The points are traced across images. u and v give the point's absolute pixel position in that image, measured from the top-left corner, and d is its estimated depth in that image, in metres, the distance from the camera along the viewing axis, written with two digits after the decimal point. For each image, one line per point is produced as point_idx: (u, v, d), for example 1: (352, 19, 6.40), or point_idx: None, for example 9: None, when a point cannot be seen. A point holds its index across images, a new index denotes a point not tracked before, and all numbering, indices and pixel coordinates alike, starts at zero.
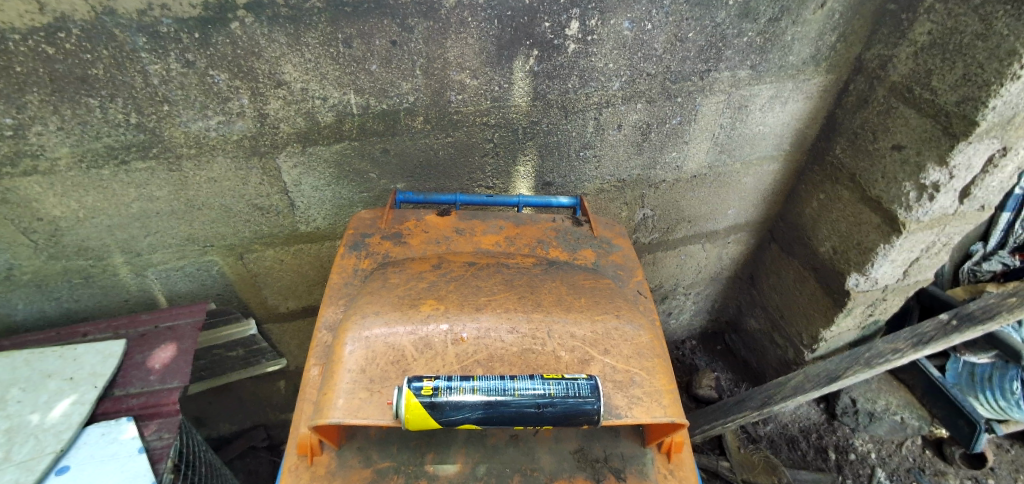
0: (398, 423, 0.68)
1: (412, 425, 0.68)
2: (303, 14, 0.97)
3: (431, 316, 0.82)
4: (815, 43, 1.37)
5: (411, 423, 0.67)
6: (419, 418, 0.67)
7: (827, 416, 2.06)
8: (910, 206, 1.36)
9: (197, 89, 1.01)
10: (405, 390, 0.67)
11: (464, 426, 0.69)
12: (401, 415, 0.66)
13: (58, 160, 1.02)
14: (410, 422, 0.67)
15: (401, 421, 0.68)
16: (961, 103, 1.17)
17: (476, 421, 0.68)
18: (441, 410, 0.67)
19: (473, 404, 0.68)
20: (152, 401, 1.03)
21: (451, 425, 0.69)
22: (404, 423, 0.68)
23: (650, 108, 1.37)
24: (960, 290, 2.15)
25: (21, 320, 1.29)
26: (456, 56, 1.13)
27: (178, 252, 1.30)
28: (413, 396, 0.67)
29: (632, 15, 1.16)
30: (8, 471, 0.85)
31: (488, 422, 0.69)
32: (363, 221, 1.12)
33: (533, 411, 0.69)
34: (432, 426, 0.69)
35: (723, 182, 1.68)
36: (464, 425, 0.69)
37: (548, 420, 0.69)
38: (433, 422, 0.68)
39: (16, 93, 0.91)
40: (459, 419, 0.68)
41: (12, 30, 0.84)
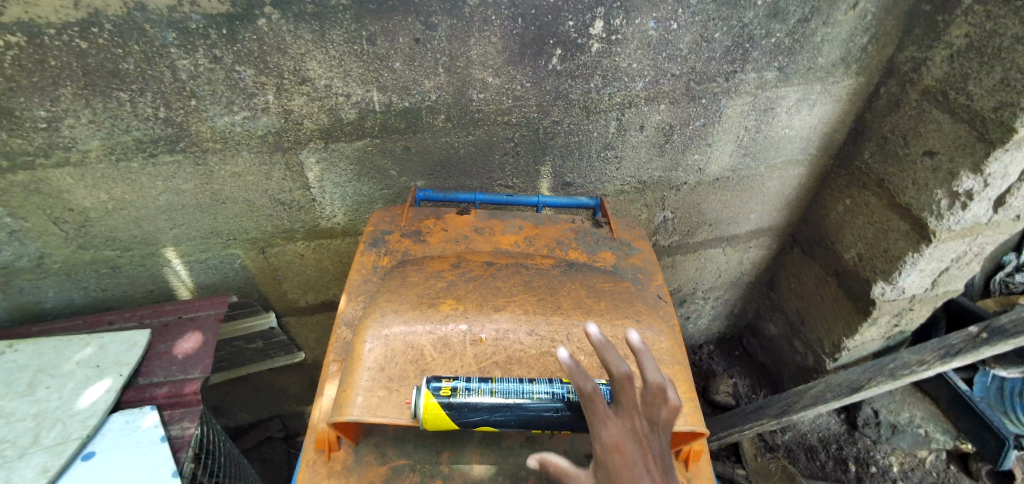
0: (416, 423, 0.68)
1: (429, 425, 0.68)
2: (329, 11, 0.97)
3: (449, 316, 0.82)
4: (846, 45, 1.33)
5: (429, 424, 0.68)
6: (436, 419, 0.67)
7: (847, 426, 2.01)
8: (942, 215, 1.32)
9: (223, 84, 1.02)
10: (424, 391, 0.67)
11: (481, 427, 0.69)
12: (418, 415, 0.67)
13: (88, 153, 1.05)
14: (427, 423, 0.68)
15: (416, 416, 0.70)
16: (998, 109, 1.12)
17: (493, 422, 0.68)
18: (457, 412, 0.67)
19: (491, 405, 0.68)
20: (173, 391, 1.05)
21: (468, 426, 0.69)
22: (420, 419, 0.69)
23: (673, 109, 1.35)
24: (990, 302, 2.08)
25: (50, 308, 1.33)
26: (478, 55, 1.12)
27: (201, 245, 1.32)
28: (431, 396, 0.67)
29: (658, 14, 1.15)
30: (36, 456, 0.88)
31: (507, 422, 0.68)
32: (383, 217, 1.12)
33: (553, 410, 0.68)
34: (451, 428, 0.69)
35: (746, 185, 1.65)
36: (481, 426, 0.69)
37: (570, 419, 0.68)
38: (452, 423, 0.68)
39: (50, 86, 0.93)
40: (477, 421, 0.68)
41: (48, 25, 0.86)
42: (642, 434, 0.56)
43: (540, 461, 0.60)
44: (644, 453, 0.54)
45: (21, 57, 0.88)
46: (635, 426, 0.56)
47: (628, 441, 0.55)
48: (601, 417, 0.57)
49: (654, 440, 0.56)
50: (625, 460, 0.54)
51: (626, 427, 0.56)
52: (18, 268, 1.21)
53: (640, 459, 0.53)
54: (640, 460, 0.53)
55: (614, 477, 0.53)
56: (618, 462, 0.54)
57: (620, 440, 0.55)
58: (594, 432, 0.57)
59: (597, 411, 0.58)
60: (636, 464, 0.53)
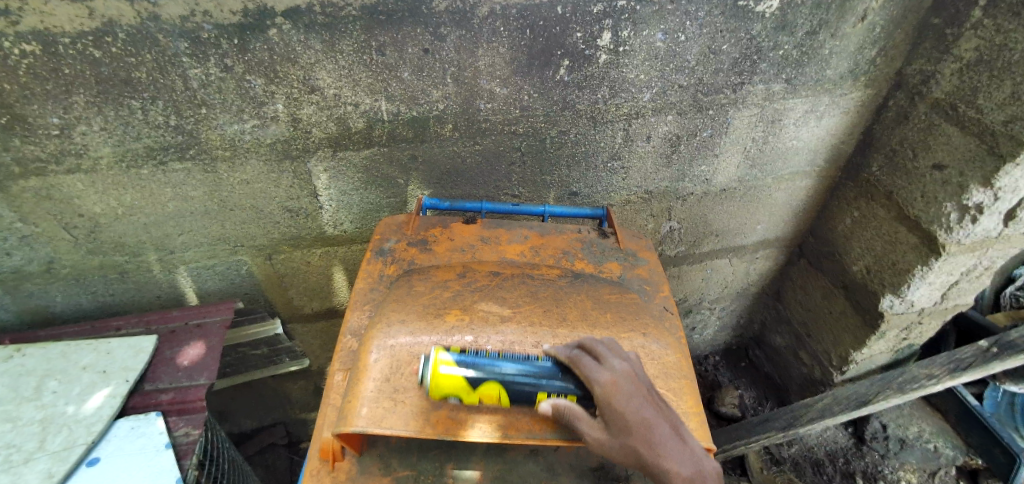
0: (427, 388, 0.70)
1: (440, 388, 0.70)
2: (338, 22, 0.98)
3: (455, 328, 0.81)
4: (854, 57, 1.33)
5: (438, 390, 0.69)
6: (446, 384, 0.69)
7: (855, 440, 1.99)
8: (951, 228, 1.31)
9: (234, 93, 1.03)
10: (435, 356, 0.70)
11: (490, 389, 0.69)
12: (428, 375, 0.69)
13: (99, 160, 1.06)
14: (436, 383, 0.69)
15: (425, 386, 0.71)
16: (1009, 123, 1.12)
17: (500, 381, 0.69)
18: (465, 367, 0.70)
19: (497, 365, 0.71)
20: (179, 397, 1.05)
21: (477, 386, 0.69)
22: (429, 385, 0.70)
23: (680, 120, 1.35)
24: (1000, 316, 2.06)
25: (59, 311, 1.34)
26: (486, 66, 1.13)
27: (209, 251, 1.33)
28: (442, 360, 0.70)
29: (666, 26, 1.15)
30: (41, 461, 0.88)
31: (514, 386, 0.70)
32: (389, 225, 1.13)
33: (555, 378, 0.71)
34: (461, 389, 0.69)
35: (753, 196, 1.65)
36: (489, 391, 0.70)
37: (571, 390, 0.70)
38: (463, 382, 0.69)
39: (64, 94, 0.94)
40: (486, 377, 0.69)
41: (63, 34, 0.87)
42: (630, 370, 0.69)
43: (553, 407, 0.68)
44: (637, 386, 0.68)
45: (35, 65, 0.90)
46: (622, 367, 0.69)
47: (623, 379, 0.68)
48: (590, 366, 0.69)
49: (637, 374, 0.70)
50: (623, 394, 0.66)
51: (616, 369, 0.69)
52: (28, 272, 1.22)
53: (635, 391, 0.67)
54: (638, 393, 0.67)
55: (620, 409, 0.65)
56: (620, 397, 0.66)
57: (616, 379, 0.67)
58: (589, 379, 0.68)
59: (585, 364, 0.70)
60: (632, 395, 0.66)
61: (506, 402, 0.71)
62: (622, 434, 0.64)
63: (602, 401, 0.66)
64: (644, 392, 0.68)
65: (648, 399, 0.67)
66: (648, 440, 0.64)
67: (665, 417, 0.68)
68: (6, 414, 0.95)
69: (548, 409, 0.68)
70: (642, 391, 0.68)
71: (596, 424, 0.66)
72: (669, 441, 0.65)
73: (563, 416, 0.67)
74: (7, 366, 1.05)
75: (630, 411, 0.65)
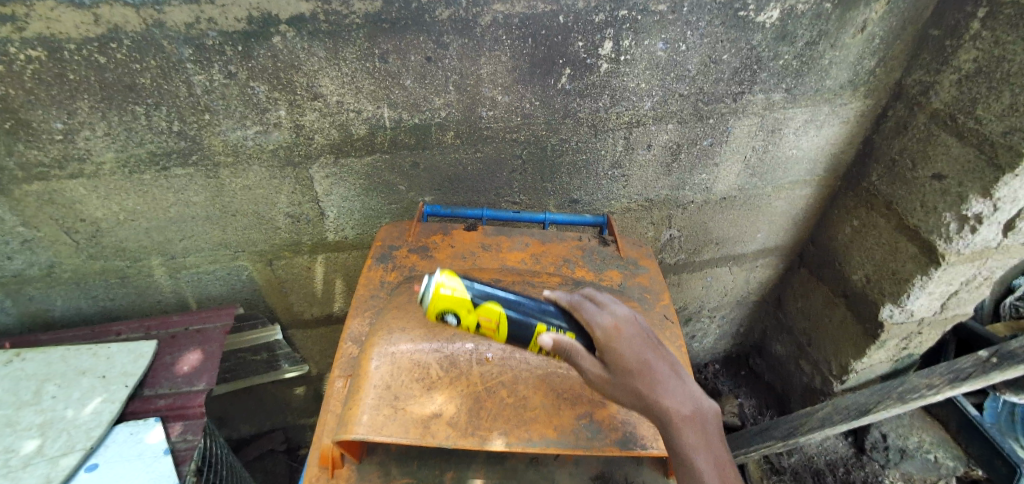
0: (430, 299, 0.70)
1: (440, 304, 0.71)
2: (342, 30, 0.99)
3: (456, 334, 0.78)
4: (854, 67, 1.34)
5: (441, 300, 0.70)
6: (450, 297, 0.70)
7: (855, 450, 1.99)
8: (950, 238, 1.31)
9: (237, 99, 1.03)
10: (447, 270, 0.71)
11: (491, 306, 0.70)
12: (429, 291, 0.69)
13: (102, 165, 1.06)
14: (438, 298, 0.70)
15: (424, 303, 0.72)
16: (1008, 134, 1.12)
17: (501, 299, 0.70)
18: (465, 286, 0.70)
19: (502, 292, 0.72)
20: (178, 402, 1.05)
21: (478, 303, 0.70)
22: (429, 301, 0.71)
23: (681, 129, 1.36)
24: (1000, 326, 2.06)
25: (59, 315, 1.34)
26: (488, 74, 1.14)
27: (210, 256, 1.33)
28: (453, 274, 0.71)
29: (667, 36, 1.16)
30: (39, 466, 0.88)
31: (513, 309, 0.70)
32: (390, 232, 1.13)
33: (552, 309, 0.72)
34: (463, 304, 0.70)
35: (753, 205, 1.65)
36: (490, 311, 0.70)
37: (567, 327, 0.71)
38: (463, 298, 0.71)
39: (68, 99, 0.95)
40: (487, 295, 0.70)
41: (68, 40, 0.88)
42: (629, 316, 0.71)
43: (555, 342, 0.68)
44: (637, 330, 0.70)
45: (40, 71, 0.90)
46: (622, 313, 0.71)
47: (623, 323, 0.70)
48: (589, 310, 0.70)
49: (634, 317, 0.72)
50: (624, 337, 0.68)
51: (615, 312, 0.71)
52: (29, 276, 1.23)
53: (635, 334, 0.69)
54: (637, 336, 0.69)
55: (621, 350, 0.67)
56: (621, 339, 0.68)
57: (616, 324, 0.69)
58: (590, 324, 0.69)
59: (586, 309, 0.71)
60: (633, 338, 0.68)
61: (503, 327, 0.71)
62: (624, 376, 0.67)
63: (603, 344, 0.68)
64: (643, 335, 0.70)
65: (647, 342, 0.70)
66: (649, 380, 0.67)
67: (665, 360, 0.70)
68: (6, 419, 0.95)
69: (548, 343, 0.68)
70: (641, 334, 0.70)
71: (598, 364, 0.68)
72: (668, 380, 0.68)
73: (565, 352, 0.68)
74: (7, 370, 1.05)
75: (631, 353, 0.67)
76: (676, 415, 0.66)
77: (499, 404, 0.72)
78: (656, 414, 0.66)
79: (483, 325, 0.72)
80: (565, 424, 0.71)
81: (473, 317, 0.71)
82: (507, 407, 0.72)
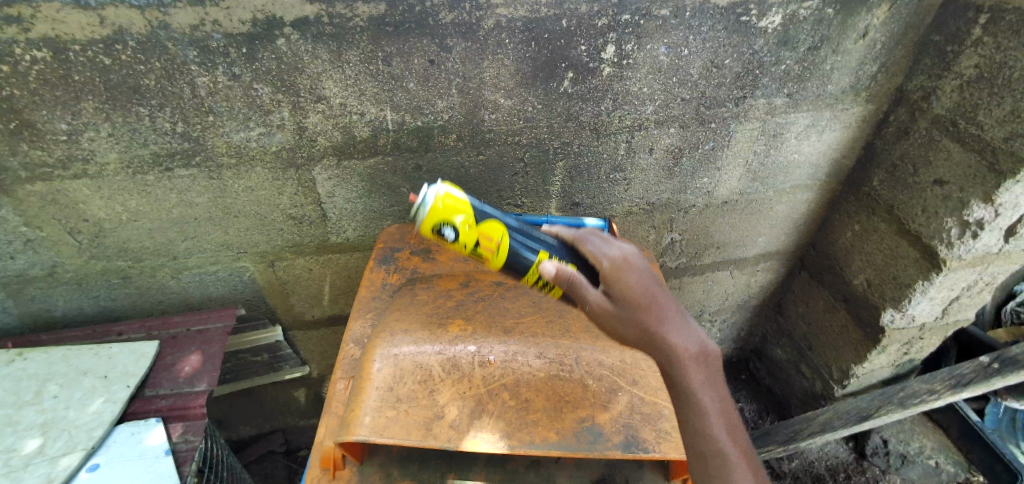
0: (438, 209, 0.82)
1: (441, 218, 0.83)
2: (346, 32, 0.99)
3: (458, 337, 0.80)
4: (856, 73, 1.34)
5: (449, 211, 0.82)
6: (456, 209, 0.83)
7: (856, 455, 1.98)
8: (952, 243, 1.31)
9: (241, 101, 1.04)
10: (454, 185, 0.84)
11: (491, 224, 0.84)
12: (432, 200, 0.81)
13: (106, 165, 1.07)
14: (440, 210, 0.82)
15: (425, 217, 0.83)
16: (1008, 140, 1.13)
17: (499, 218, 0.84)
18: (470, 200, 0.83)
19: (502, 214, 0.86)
20: (180, 403, 1.05)
21: (479, 222, 0.84)
22: (433, 213, 0.83)
23: (683, 133, 1.37)
24: (1001, 332, 2.06)
25: (61, 316, 1.34)
26: (491, 77, 1.14)
27: (212, 257, 1.33)
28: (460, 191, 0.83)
29: (669, 40, 1.16)
30: (40, 465, 0.88)
31: (513, 230, 0.85)
32: (393, 235, 1.14)
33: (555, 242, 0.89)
34: (464, 220, 0.83)
35: (755, 209, 1.66)
36: (491, 227, 0.84)
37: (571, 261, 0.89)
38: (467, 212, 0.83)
39: (72, 100, 0.95)
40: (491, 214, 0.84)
41: (74, 41, 0.88)
42: (630, 259, 0.91)
43: (557, 270, 0.84)
44: (637, 271, 0.89)
45: (45, 71, 0.91)
46: (624, 257, 0.90)
47: (625, 265, 0.89)
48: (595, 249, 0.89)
49: (637, 260, 0.91)
50: (626, 275, 0.87)
51: (616, 254, 0.89)
52: (32, 276, 1.23)
53: (636, 273, 0.88)
54: (638, 275, 0.88)
55: (624, 284, 0.86)
56: (624, 275, 0.87)
57: (619, 264, 0.88)
58: (599, 263, 0.87)
59: (592, 247, 0.89)
60: (634, 276, 0.88)
61: (501, 242, 0.85)
62: (627, 305, 0.86)
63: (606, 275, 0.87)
64: (644, 275, 0.89)
65: (649, 282, 0.89)
66: (648, 310, 0.86)
67: (662, 299, 0.89)
68: (7, 418, 0.95)
69: (550, 271, 0.83)
70: (642, 274, 0.89)
71: (602, 294, 0.85)
72: (666, 315, 0.88)
73: (566, 279, 0.83)
74: (9, 370, 1.05)
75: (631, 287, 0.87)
76: (675, 341, 0.86)
77: (501, 406, 0.71)
78: (657, 339, 0.85)
79: (482, 243, 0.85)
80: (567, 426, 0.69)
81: (474, 235, 0.84)
82: (509, 410, 0.71)
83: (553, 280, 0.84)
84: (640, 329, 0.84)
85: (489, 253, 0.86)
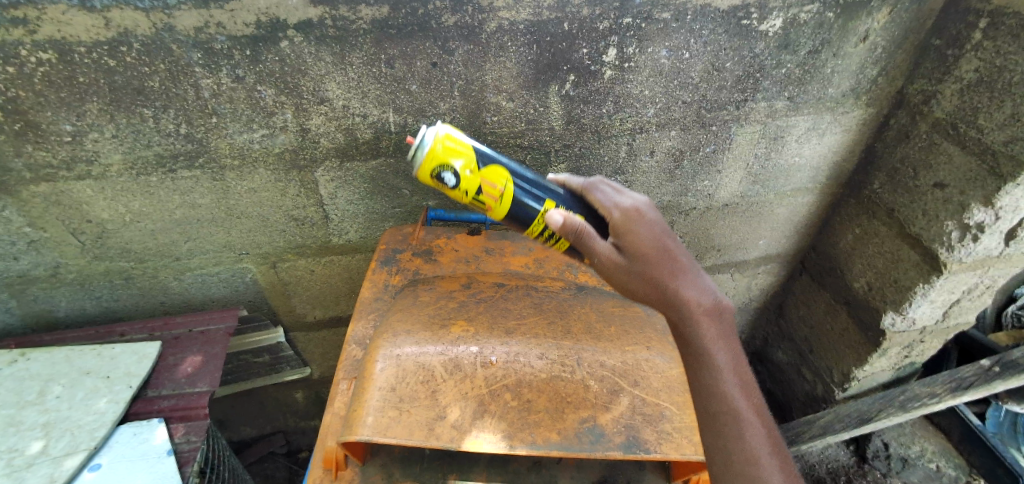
0: (439, 151, 0.85)
1: (443, 160, 0.86)
2: (349, 35, 1.00)
3: (460, 338, 0.80)
4: (856, 76, 1.35)
5: (451, 154, 0.86)
6: (457, 153, 0.86)
7: (857, 458, 1.98)
8: (952, 246, 1.31)
9: (244, 103, 1.04)
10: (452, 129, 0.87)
11: (491, 171, 0.88)
12: (434, 141, 0.84)
13: (109, 167, 1.07)
14: (440, 153, 0.85)
15: (426, 159, 0.86)
16: (1009, 143, 1.13)
17: (499, 164, 0.89)
18: (470, 143, 0.87)
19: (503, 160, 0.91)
20: (182, 404, 1.06)
21: (481, 167, 0.88)
22: (434, 156, 0.86)
23: (684, 136, 1.37)
24: (1002, 335, 2.06)
25: (64, 316, 1.34)
26: (493, 79, 1.14)
27: (215, 258, 1.34)
28: (458, 134, 0.87)
29: (670, 43, 1.17)
30: (43, 465, 0.88)
31: (517, 176, 0.90)
32: (394, 236, 1.14)
33: (563, 193, 0.95)
34: (465, 165, 0.87)
35: (756, 212, 1.66)
36: (494, 170, 0.88)
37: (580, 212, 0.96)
38: (468, 156, 0.87)
39: (77, 101, 0.96)
40: (492, 158, 0.89)
41: (79, 43, 0.89)
42: (641, 209, 0.96)
43: (565, 221, 0.88)
44: (648, 222, 0.94)
45: (50, 73, 0.91)
46: (636, 209, 0.95)
47: (637, 217, 0.94)
48: (607, 201, 0.94)
49: (649, 211, 0.96)
50: (639, 229, 0.93)
51: (627, 205, 0.95)
52: (35, 276, 1.23)
53: (648, 225, 0.94)
54: (652, 228, 0.94)
55: (637, 237, 0.92)
56: (637, 228, 0.92)
57: (632, 216, 0.94)
58: (612, 216, 0.93)
59: (603, 200, 0.95)
60: (646, 229, 0.93)
61: (503, 185, 0.89)
62: (640, 257, 0.92)
63: (620, 227, 0.92)
64: (657, 228, 0.95)
65: (661, 235, 0.95)
66: (658, 263, 0.93)
67: (671, 250, 0.96)
68: (9, 418, 0.95)
69: (558, 220, 0.88)
70: (653, 224, 0.95)
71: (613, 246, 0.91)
72: (674, 269, 0.96)
73: (579, 231, 0.88)
74: (11, 370, 1.05)
75: (646, 241, 0.92)
76: (678, 291, 0.96)
77: (503, 407, 0.71)
78: (665, 290, 0.95)
79: (484, 189, 0.89)
80: (568, 427, 0.69)
81: (475, 182, 0.88)
82: (511, 411, 0.71)
83: (560, 230, 0.89)
84: (649, 281, 0.93)
85: (491, 201, 0.90)
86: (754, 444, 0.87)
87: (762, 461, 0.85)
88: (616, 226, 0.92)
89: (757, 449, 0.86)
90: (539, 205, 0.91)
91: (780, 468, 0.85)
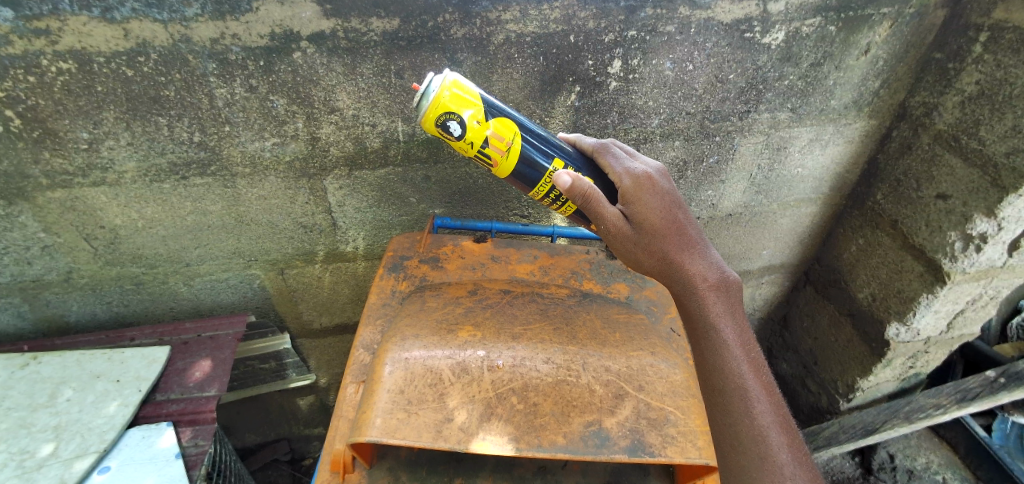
0: (445, 99, 0.84)
1: (451, 110, 0.85)
2: (361, 47, 1.02)
3: (468, 342, 0.81)
4: (858, 88, 1.36)
5: (457, 102, 0.84)
6: (463, 103, 0.85)
7: (862, 470, 1.97)
8: (956, 256, 1.32)
9: (257, 112, 1.07)
10: (457, 75, 0.85)
11: (500, 123, 0.89)
12: (441, 87, 0.83)
13: (124, 173, 1.09)
14: (449, 101, 0.84)
15: (432, 107, 0.84)
16: (1010, 155, 1.14)
17: (507, 118, 0.89)
18: (477, 93, 0.86)
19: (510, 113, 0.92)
20: (190, 408, 1.07)
21: (489, 120, 0.88)
22: (440, 104, 0.84)
23: (687, 146, 1.39)
24: (1007, 347, 2.05)
25: (73, 320, 1.36)
26: (500, 90, 1.16)
27: (224, 264, 1.35)
28: (464, 82, 0.85)
29: (675, 55, 1.19)
30: (54, 467, 0.90)
31: (526, 129, 0.92)
32: (402, 243, 1.15)
33: (573, 152, 0.98)
34: (472, 116, 0.86)
35: (759, 222, 1.67)
36: (502, 123, 0.89)
37: (590, 174, 0.99)
38: (475, 107, 0.86)
39: (95, 110, 0.98)
40: (500, 111, 0.89)
41: (98, 54, 0.92)
42: (653, 178, 0.97)
43: (572, 183, 0.89)
44: (659, 191, 0.96)
45: (69, 82, 0.94)
46: (647, 177, 0.97)
47: (647, 185, 0.96)
48: (618, 166, 0.96)
49: (659, 179, 0.98)
50: (648, 197, 0.95)
51: (638, 172, 0.96)
52: (47, 281, 1.25)
53: (658, 195, 0.96)
54: (661, 198, 0.96)
55: (645, 205, 0.94)
56: (645, 197, 0.95)
57: (643, 184, 0.96)
58: (622, 183, 0.95)
59: (614, 165, 0.97)
60: (656, 198, 0.96)
61: (513, 138, 0.90)
62: (645, 225, 0.95)
63: (629, 195, 0.94)
64: (667, 198, 0.97)
65: (671, 205, 0.97)
66: (664, 232, 0.97)
67: (681, 221, 0.98)
68: (21, 420, 0.97)
69: (566, 182, 0.89)
70: (664, 194, 0.97)
71: (618, 212, 0.93)
72: (682, 240, 0.99)
73: (584, 193, 0.90)
74: (23, 373, 1.07)
75: (654, 210, 0.95)
76: (685, 263, 0.99)
77: (509, 410, 0.72)
78: (672, 260, 0.98)
79: (491, 143, 0.89)
80: (573, 431, 0.70)
81: (484, 133, 0.88)
82: (517, 414, 0.71)
83: (568, 192, 0.90)
84: (652, 250, 0.97)
85: (497, 155, 0.91)
86: (762, 422, 0.89)
87: (769, 440, 0.87)
88: (626, 193, 0.94)
89: (764, 426, 0.89)
90: (549, 162, 0.94)
91: (788, 446, 0.88)
